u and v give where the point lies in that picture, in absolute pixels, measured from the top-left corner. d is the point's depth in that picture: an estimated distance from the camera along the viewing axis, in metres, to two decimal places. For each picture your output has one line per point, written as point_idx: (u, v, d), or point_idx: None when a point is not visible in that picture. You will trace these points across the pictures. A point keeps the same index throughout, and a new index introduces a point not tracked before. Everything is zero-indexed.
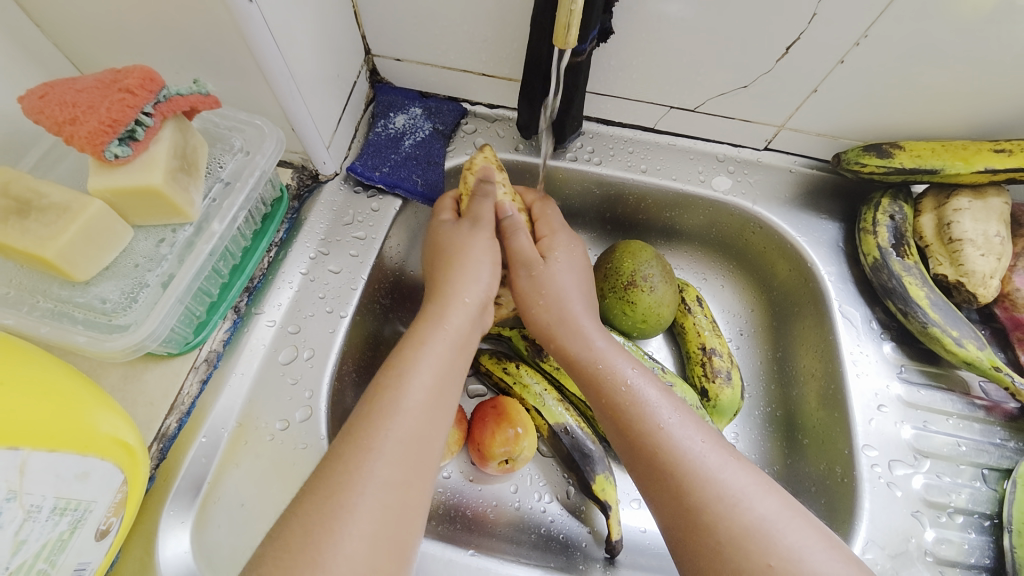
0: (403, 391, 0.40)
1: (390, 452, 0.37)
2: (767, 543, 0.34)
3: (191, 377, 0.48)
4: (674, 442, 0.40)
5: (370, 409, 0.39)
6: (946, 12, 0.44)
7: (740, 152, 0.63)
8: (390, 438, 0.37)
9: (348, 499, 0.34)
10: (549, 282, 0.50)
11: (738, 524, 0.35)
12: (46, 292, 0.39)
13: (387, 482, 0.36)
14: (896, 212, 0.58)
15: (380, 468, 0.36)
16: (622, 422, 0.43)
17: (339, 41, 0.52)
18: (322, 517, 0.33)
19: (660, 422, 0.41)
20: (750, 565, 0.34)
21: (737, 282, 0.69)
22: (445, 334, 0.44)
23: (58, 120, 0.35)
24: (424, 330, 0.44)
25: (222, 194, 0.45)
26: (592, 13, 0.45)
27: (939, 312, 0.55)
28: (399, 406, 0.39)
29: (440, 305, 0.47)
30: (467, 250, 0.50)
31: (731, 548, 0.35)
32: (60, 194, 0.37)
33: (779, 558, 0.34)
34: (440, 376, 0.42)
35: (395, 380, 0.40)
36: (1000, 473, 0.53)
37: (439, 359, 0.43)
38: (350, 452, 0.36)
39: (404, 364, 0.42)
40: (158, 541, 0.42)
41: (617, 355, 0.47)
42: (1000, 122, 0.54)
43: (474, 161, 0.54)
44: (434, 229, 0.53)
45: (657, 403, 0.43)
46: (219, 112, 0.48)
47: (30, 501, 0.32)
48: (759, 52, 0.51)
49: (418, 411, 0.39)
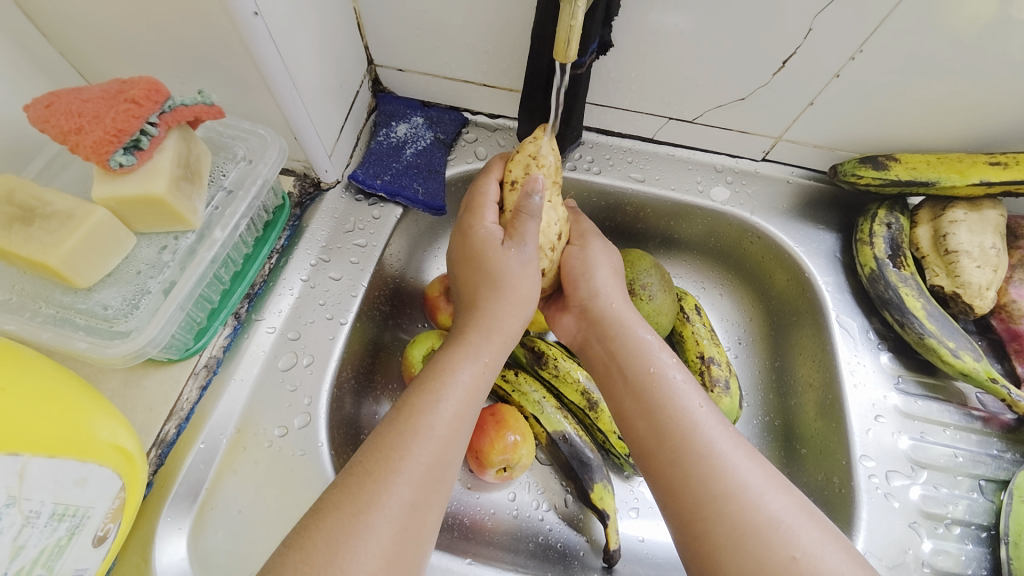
0: (435, 417, 0.39)
1: (415, 474, 0.37)
2: (789, 536, 0.35)
3: (191, 384, 0.48)
4: (703, 426, 0.40)
5: (401, 426, 0.38)
6: (944, 25, 0.45)
7: (737, 163, 0.64)
8: (418, 462, 0.37)
9: (368, 517, 0.34)
10: (609, 262, 0.51)
11: (762, 514, 0.35)
12: (48, 299, 0.39)
13: (406, 504, 0.36)
14: (892, 223, 0.59)
15: (403, 490, 0.36)
16: (647, 403, 0.42)
17: (341, 50, 0.53)
18: (338, 536, 0.33)
19: (692, 405, 0.41)
20: (774, 557, 0.34)
21: (735, 290, 0.69)
22: (481, 362, 0.44)
23: (63, 129, 0.36)
24: (462, 354, 0.43)
25: (225, 202, 0.46)
26: (591, 27, 0.46)
27: (936, 323, 0.55)
28: (430, 432, 0.38)
29: (480, 332, 0.45)
30: (509, 274, 0.46)
31: (756, 537, 0.35)
32: (64, 202, 0.38)
33: (802, 550, 0.34)
34: (469, 402, 0.41)
35: (430, 404, 0.40)
36: (997, 484, 0.53)
37: (473, 383, 0.42)
38: (375, 468, 0.36)
39: (437, 387, 0.41)
40: (154, 548, 0.42)
41: (646, 329, 0.47)
42: (995, 135, 0.54)
43: (540, 150, 0.48)
44: (467, 229, 0.49)
45: (686, 385, 0.43)
46: (223, 121, 0.49)
47: (29, 507, 0.32)
48: (757, 64, 0.52)
49: (448, 437, 0.39)
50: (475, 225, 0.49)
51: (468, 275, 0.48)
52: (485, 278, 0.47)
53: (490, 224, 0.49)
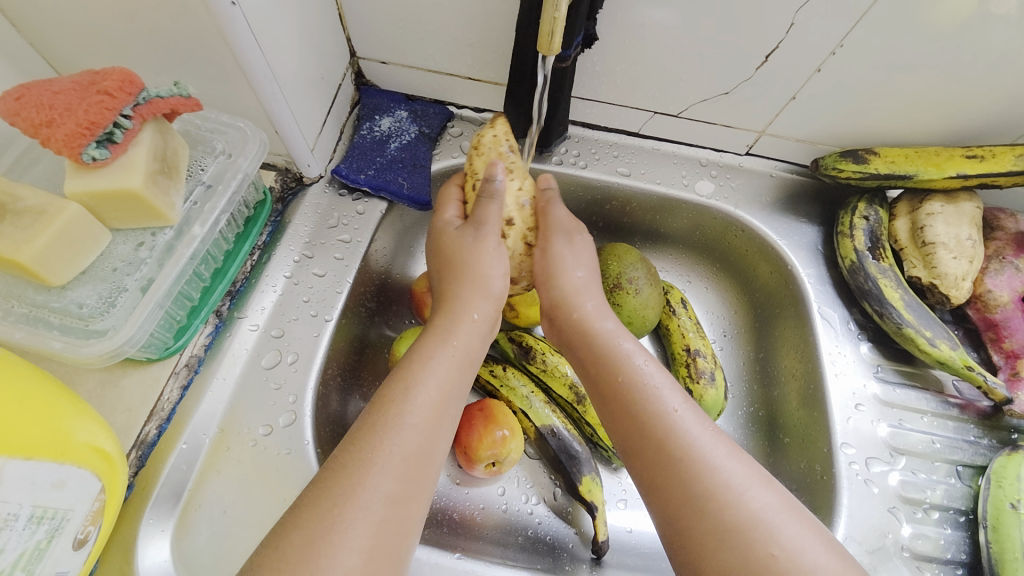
0: (408, 406, 0.39)
1: (391, 465, 0.36)
2: (770, 533, 0.35)
3: (172, 383, 0.47)
4: (682, 428, 0.40)
5: (377, 419, 0.38)
6: (922, 19, 0.46)
7: (722, 157, 0.65)
8: (393, 454, 0.37)
9: (346, 512, 0.34)
10: (583, 261, 0.51)
11: (743, 511, 0.36)
12: (21, 297, 0.38)
13: (386, 498, 0.35)
14: (871, 215, 0.60)
15: (381, 482, 0.35)
16: (625, 407, 0.43)
17: (323, 42, 0.52)
18: (315, 532, 0.33)
19: (668, 408, 0.41)
20: (754, 553, 0.34)
21: (719, 283, 0.70)
22: (451, 349, 0.44)
23: (33, 122, 0.35)
24: (432, 342, 0.44)
25: (203, 197, 0.45)
26: (576, 19, 0.46)
27: (913, 313, 0.56)
28: (403, 420, 0.38)
29: (449, 318, 0.46)
30: (466, 254, 0.48)
31: (738, 534, 0.35)
32: (35, 196, 0.37)
33: (781, 547, 0.34)
34: (444, 391, 0.41)
35: (402, 393, 0.40)
36: (974, 470, 0.54)
37: (446, 369, 0.42)
38: (351, 463, 0.36)
39: (409, 376, 0.41)
40: (136, 551, 0.42)
41: (622, 335, 0.47)
42: (970, 129, 0.55)
43: (482, 140, 0.50)
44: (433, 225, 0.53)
45: (662, 388, 0.43)
46: (201, 114, 0.48)
47: (7, 509, 0.31)
48: (740, 57, 0.52)
49: (422, 425, 0.39)
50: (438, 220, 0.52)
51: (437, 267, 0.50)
52: (457, 270, 0.48)
53: (449, 216, 0.52)
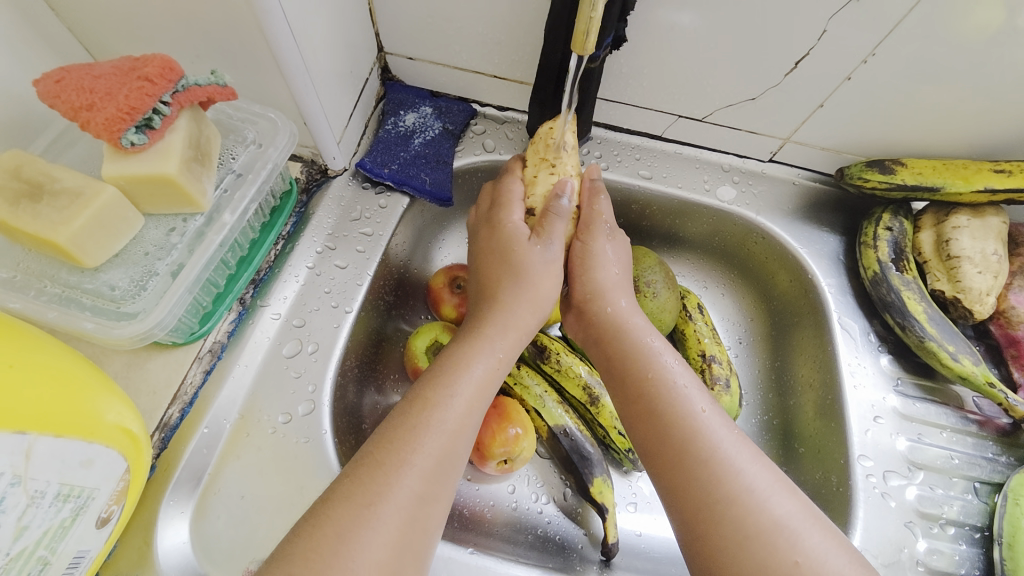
0: (447, 409, 0.39)
1: (424, 467, 0.37)
2: (793, 541, 0.35)
3: (195, 368, 0.48)
4: (707, 429, 0.40)
5: (412, 418, 0.39)
6: (954, 32, 0.45)
7: (745, 163, 0.64)
8: (426, 454, 0.37)
9: (378, 508, 0.34)
10: (618, 261, 0.51)
11: (767, 518, 0.36)
12: (54, 278, 0.39)
13: (416, 496, 0.36)
14: (895, 227, 0.59)
15: (413, 481, 0.36)
16: (648, 406, 0.42)
17: (353, 36, 0.52)
18: (346, 525, 0.33)
19: (694, 410, 0.41)
20: (777, 560, 0.34)
21: (736, 290, 0.69)
22: (494, 359, 0.44)
23: (74, 105, 0.36)
24: (476, 348, 0.43)
25: (234, 185, 0.45)
26: (608, 20, 0.45)
27: (936, 327, 0.56)
28: (442, 425, 0.39)
29: (496, 326, 0.45)
30: (533, 273, 0.46)
31: (761, 541, 0.35)
32: (72, 179, 0.37)
33: (804, 555, 0.35)
34: (481, 397, 0.41)
35: (442, 398, 0.40)
36: (992, 487, 0.54)
37: (485, 379, 0.42)
38: (390, 459, 0.36)
39: (451, 381, 0.41)
40: (156, 532, 0.42)
41: (652, 333, 0.47)
42: (1000, 143, 0.55)
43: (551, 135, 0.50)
44: (494, 223, 0.49)
45: (689, 390, 0.43)
46: (233, 104, 0.48)
47: (35, 486, 0.32)
48: (768, 64, 0.52)
49: (458, 430, 0.39)
50: (501, 219, 0.49)
51: (491, 271, 0.48)
52: (506, 271, 0.47)
53: (516, 220, 0.49)
